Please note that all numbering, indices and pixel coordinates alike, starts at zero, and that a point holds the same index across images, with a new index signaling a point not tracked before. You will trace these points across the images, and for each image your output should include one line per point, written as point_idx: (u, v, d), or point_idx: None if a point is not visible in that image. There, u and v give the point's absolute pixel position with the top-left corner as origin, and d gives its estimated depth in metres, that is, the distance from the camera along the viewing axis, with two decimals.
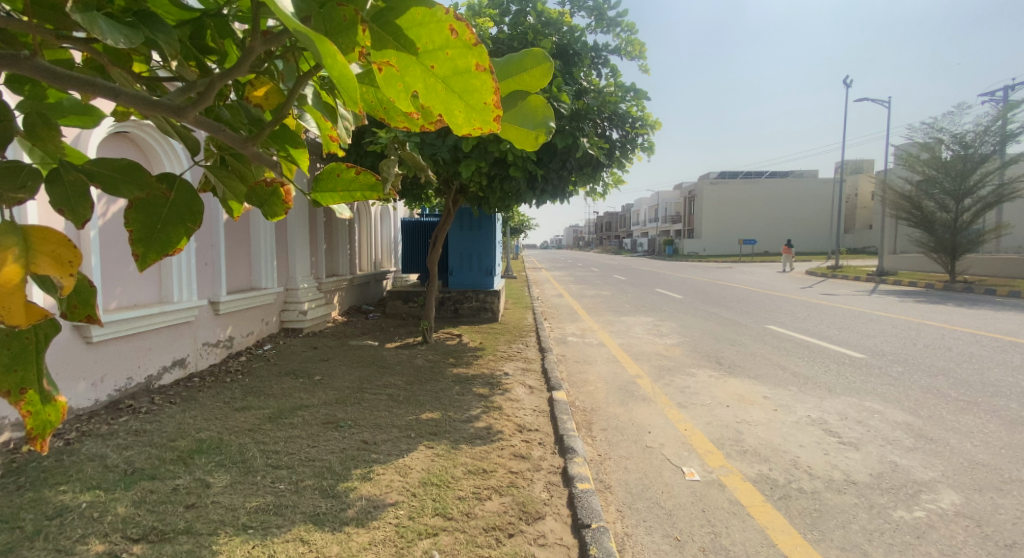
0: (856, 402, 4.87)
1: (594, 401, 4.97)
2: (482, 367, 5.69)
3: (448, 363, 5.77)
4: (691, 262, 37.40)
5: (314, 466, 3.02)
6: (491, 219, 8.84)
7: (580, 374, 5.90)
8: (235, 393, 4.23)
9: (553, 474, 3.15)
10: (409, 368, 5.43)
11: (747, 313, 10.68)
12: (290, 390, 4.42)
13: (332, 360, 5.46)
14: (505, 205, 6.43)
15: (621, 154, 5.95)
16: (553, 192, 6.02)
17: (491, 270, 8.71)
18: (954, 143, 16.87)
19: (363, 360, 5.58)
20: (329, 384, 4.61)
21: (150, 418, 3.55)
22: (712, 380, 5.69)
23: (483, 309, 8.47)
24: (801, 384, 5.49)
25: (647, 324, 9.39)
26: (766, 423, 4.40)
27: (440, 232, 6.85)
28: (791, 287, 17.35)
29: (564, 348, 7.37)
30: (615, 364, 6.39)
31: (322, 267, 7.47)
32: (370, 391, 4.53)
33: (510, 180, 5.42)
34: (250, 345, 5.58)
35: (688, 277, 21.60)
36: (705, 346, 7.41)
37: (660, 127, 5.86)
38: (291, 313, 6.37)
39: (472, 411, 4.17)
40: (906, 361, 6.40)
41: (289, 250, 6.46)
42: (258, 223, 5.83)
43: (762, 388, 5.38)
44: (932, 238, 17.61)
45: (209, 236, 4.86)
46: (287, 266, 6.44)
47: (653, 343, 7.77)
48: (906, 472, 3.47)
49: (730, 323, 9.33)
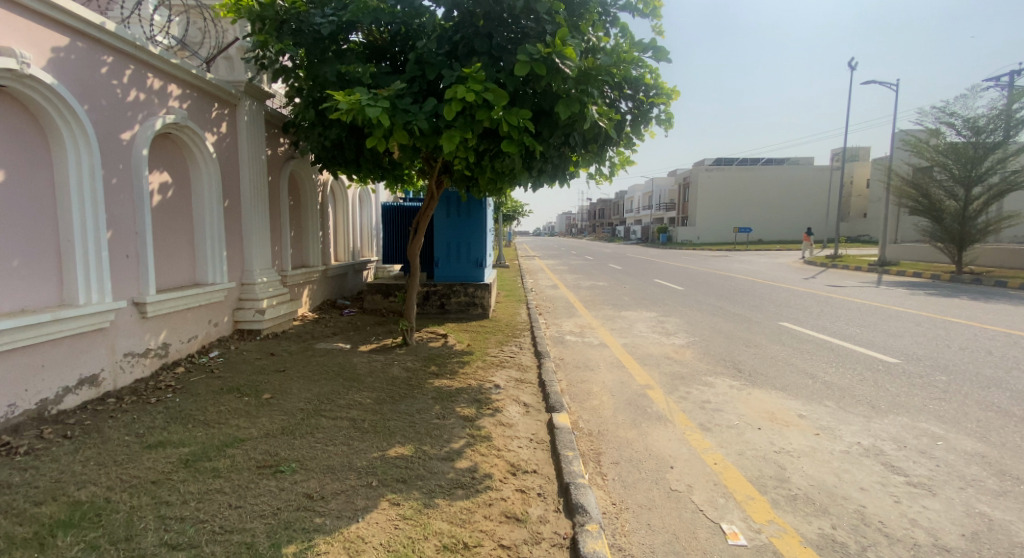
0: (909, 424, 4.14)
1: (600, 422, 4.17)
2: (468, 377, 4.86)
3: (429, 373, 4.94)
4: (685, 250, 36.68)
5: (227, 544, 2.20)
6: (481, 203, 7.96)
7: (582, 385, 5.09)
8: (155, 422, 3.37)
9: (561, 550, 2.36)
10: (381, 381, 4.58)
11: (756, 307, 9.95)
12: (227, 414, 3.56)
13: (289, 371, 4.60)
14: (496, 189, 5.58)
15: (632, 127, 5.12)
16: (553, 171, 5.17)
17: (481, 261, 7.86)
18: (966, 128, 16.16)
19: (327, 370, 4.73)
20: (279, 406, 3.75)
21: (23, 463, 2.71)
22: (734, 392, 4.91)
23: (472, 304, 7.62)
24: (839, 399, 4.71)
25: (650, 320, 8.60)
26: (811, 454, 3.62)
27: (422, 218, 5.95)
28: (794, 277, 16.68)
29: (563, 350, 6.56)
30: (621, 371, 5.59)
31: (287, 258, 6.57)
32: (327, 415, 3.67)
33: (504, 157, 4.55)
34: (191, 352, 4.71)
35: (687, 266, 20.81)
36: (718, 347, 6.64)
37: (679, 96, 5.04)
38: (245, 313, 5.49)
39: (454, 443, 3.35)
40: (947, 367, 5.69)
41: (244, 239, 5.56)
42: (201, 208, 4.94)
43: (793, 402, 4.62)
44: (940, 228, 16.97)
45: (131, 223, 3.97)
46: (241, 257, 5.55)
47: (660, 343, 6.97)
48: (1007, 533, 2.71)
49: (741, 319, 8.56)
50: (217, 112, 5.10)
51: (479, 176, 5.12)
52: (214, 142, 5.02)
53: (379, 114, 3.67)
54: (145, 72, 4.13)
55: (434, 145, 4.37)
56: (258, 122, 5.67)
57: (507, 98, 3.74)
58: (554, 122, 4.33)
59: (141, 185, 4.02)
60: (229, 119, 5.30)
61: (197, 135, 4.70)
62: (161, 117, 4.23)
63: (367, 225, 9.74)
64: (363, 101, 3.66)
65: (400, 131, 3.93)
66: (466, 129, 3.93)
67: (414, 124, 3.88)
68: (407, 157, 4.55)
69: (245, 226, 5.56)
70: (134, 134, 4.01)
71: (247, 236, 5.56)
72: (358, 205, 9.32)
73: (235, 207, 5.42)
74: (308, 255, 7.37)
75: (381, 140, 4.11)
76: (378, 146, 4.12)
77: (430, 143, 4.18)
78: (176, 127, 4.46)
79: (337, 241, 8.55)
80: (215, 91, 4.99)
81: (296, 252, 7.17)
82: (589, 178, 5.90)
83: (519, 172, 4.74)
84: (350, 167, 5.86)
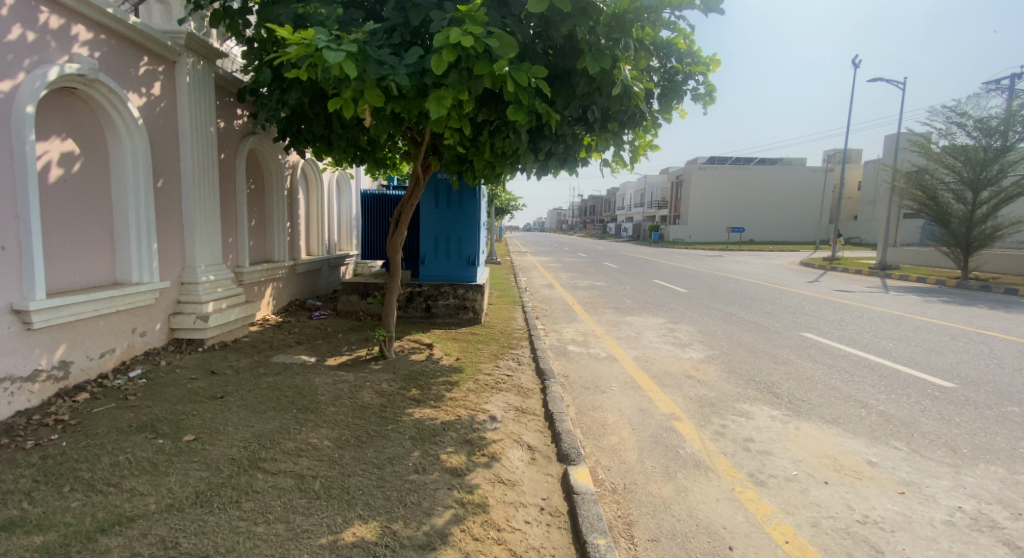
0: (1009, 477, 3.32)
1: (626, 472, 3.27)
2: (457, 404, 3.95)
3: (408, 399, 4.00)
4: (676, 248, 36.05)
5: None
6: (474, 193, 6.99)
7: (595, 414, 4.19)
8: (14, 485, 2.41)
9: None
10: (346, 412, 3.62)
11: (770, 313, 9.13)
12: (123, 468, 2.61)
13: (230, 398, 3.63)
14: (493, 174, 4.68)
15: (662, 102, 4.17)
16: (564, 155, 4.30)
17: (474, 258, 6.91)
18: (977, 129, 15.45)
19: (279, 396, 3.76)
20: (201, 455, 2.80)
21: None
22: (779, 426, 4.05)
23: (462, 308, 6.68)
24: (909, 439, 3.87)
25: (659, 327, 7.73)
26: (907, 527, 2.77)
27: (404, 207, 4.99)
28: (798, 280, 15.96)
29: (567, 364, 5.67)
30: (638, 394, 4.70)
31: (243, 252, 5.57)
32: (266, 471, 2.72)
33: (508, 132, 3.62)
34: (106, 372, 3.74)
35: (685, 266, 20.02)
36: (744, 363, 5.77)
37: (720, 66, 4.14)
38: (184, 319, 4.49)
39: (437, 518, 2.43)
40: (1015, 395, 4.89)
41: (184, 228, 4.58)
42: (123, 188, 3.97)
43: (855, 443, 3.77)
44: (947, 232, 16.35)
45: (8, 204, 2.97)
46: (180, 250, 4.55)
47: (676, 357, 6.10)
48: None
49: (758, 328, 7.72)
50: (146, 68, 4.11)
51: (474, 158, 4.21)
52: (140, 106, 4.03)
53: (342, 63, 2.70)
54: (34, 3, 3.12)
55: (419, 114, 3.42)
56: (203, 86, 4.69)
57: (518, 49, 2.81)
58: (570, 89, 3.51)
59: (25, 154, 3.02)
60: (164, 79, 4.31)
61: (115, 95, 3.72)
62: (60, 65, 3.23)
63: (346, 215, 8.73)
64: (322, 42, 2.69)
65: (373, 92, 2.98)
66: (460, 88, 2.96)
67: (391, 80, 2.92)
68: (383, 132, 3.61)
69: (185, 213, 4.56)
70: (16, 86, 3.02)
71: (188, 224, 4.58)
72: (335, 191, 8.30)
73: (172, 188, 4.43)
74: (273, 248, 6.37)
75: (349, 104, 3.15)
76: (344, 111, 3.17)
77: (413, 111, 3.23)
78: (82, 81, 3.47)
79: (310, 232, 7.54)
80: (144, 42, 4.00)
81: (257, 245, 6.18)
82: (603, 164, 5.01)
83: (524, 154, 3.84)
84: (319, 143, 4.92)
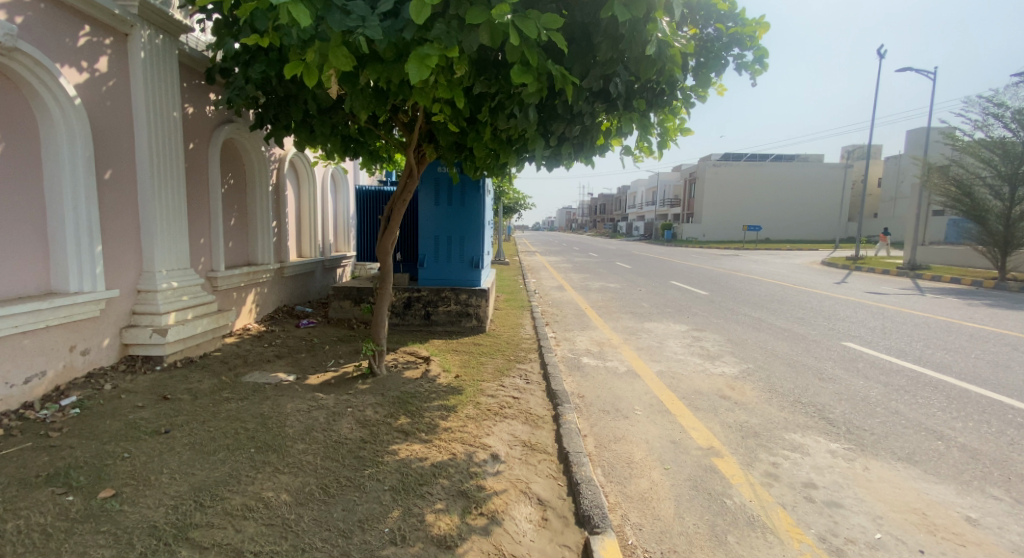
0: None
1: (662, 536, 2.59)
2: (453, 438, 3.29)
3: (396, 431, 3.34)
4: (689, 247, 35.15)
5: None
6: (479, 187, 6.29)
7: (619, 449, 3.49)
8: None
9: None
10: (317, 451, 2.97)
11: (802, 319, 8.34)
12: (7, 545, 2.05)
13: (178, 432, 3.01)
14: (496, 163, 4.02)
15: (699, 75, 3.46)
16: (579, 139, 3.70)
17: (478, 261, 6.22)
18: (1015, 120, 14.43)
19: (239, 428, 3.12)
20: (113, 523, 2.20)
21: None
22: (842, 466, 3.33)
23: (465, 316, 6.02)
24: (1008, 486, 3.13)
25: (682, 336, 7.01)
26: None
27: (395, 203, 4.32)
28: (824, 281, 15.07)
29: (582, 381, 4.99)
30: (667, 421, 3.99)
31: (218, 255, 4.95)
32: (194, 545, 2.11)
33: (514, 108, 2.93)
34: (33, 400, 3.17)
35: (700, 267, 19.26)
36: (785, 381, 5.02)
37: (770, 29, 3.40)
38: (138, 333, 3.88)
39: None
40: None
41: (141, 227, 3.97)
42: (58, 178, 3.39)
43: (944, 491, 3.04)
44: (983, 230, 15.34)
45: None
46: (134, 253, 3.94)
47: (703, 372, 5.38)
48: None
49: (793, 337, 6.95)
50: (88, 41, 3.54)
51: (474, 145, 3.63)
52: (79, 84, 3.47)
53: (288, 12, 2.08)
54: None
55: (402, 86, 2.78)
56: (163, 64, 4.10)
57: None
58: (592, 52, 2.99)
59: None
60: (112, 55, 3.72)
61: (41, 67, 3.16)
62: None
63: (342, 213, 8.12)
64: None
65: (340, 50, 2.40)
66: (451, 42, 2.29)
67: (359, 37, 2.28)
68: (361, 109, 2.97)
69: (142, 212, 3.96)
70: None
71: (145, 223, 3.97)
72: (329, 188, 7.68)
73: (124, 180, 3.83)
74: (255, 250, 5.76)
75: (312, 68, 2.52)
76: (307, 79, 2.54)
77: (393, 78, 2.60)
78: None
79: (301, 232, 6.92)
80: (83, 7, 3.43)
81: (237, 247, 5.57)
82: (624, 152, 4.31)
83: (534, 136, 3.17)
84: (300, 131, 4.27)
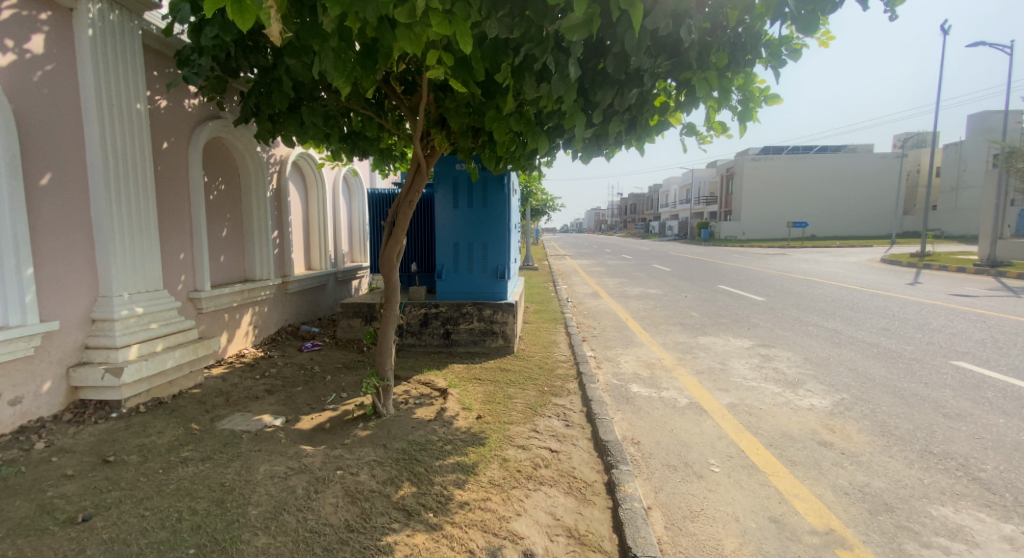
0: None
1: None
2: (473, 521, 2.40)
3: (394, 508, 2.47)
4: (729, 246, 33.39)
5: None
6: (503, 185, 5.38)
7: (701, 534, 2.52)
8: None
9: None
10: (282, 548, 2.14)
11: (888, 330, 7.09)
12: None
13: (100, 521, 2.23)
14: (524, 149, 3.12)
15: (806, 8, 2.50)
16: (632, 112, 2.78)
17: (504, 271, 5.34)
18: None
19: (182, 513, 2.31)
20: None
21: None
22: None
23: (490, 335, 5.15)
24: None
25: (747, 354, 5.92)
26: None
27: (400, 204, 3.46)
28: (895, 282, 13.49)
29: (634, 418, 4.01)
30: (758, 484, 2.99)
31: (202, 273, 4.23)
32: None
33: (547, 61, 2.05)
34: None
35: (746, 267, 17.85)
36: (898, 418, 3.93)
37: None
38: (89, 373, 3.15)
39: None
40: None
41: (94, 243, 3.25)
42: None
43: None
44: None
45: None
46: (84, 274, 3.21)
47: (784, 404, 4.33)
48: None
49: (887, 355, 5.75)
50: (13, 14, 2.83)
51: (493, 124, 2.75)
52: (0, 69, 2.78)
53: None
54: None
55: (383, 31, 1.94)
56: (120, 45, 3.38)
57: None
58: None
59: None
60: (51, 33, 3.02)
61: None
62: None
63: (355, 220, 7.39)
64: None
65: None
66: None
67: None
68: (335, 75, 2.15)
69: (95, 224, 3.24)
70: None
71: (98, 238, 3.25)
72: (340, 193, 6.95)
73: (70, 186, 3.13)
74: (252, 264, 5.04)
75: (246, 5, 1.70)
76: (241, 21, 1.73)
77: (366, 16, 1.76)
78: None
79: (308, 242, 6.21)
80: None
81: (231, 262, 4.86)
82: (688, 134, 3.33)
83: (573, 103, 2.28)
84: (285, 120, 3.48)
